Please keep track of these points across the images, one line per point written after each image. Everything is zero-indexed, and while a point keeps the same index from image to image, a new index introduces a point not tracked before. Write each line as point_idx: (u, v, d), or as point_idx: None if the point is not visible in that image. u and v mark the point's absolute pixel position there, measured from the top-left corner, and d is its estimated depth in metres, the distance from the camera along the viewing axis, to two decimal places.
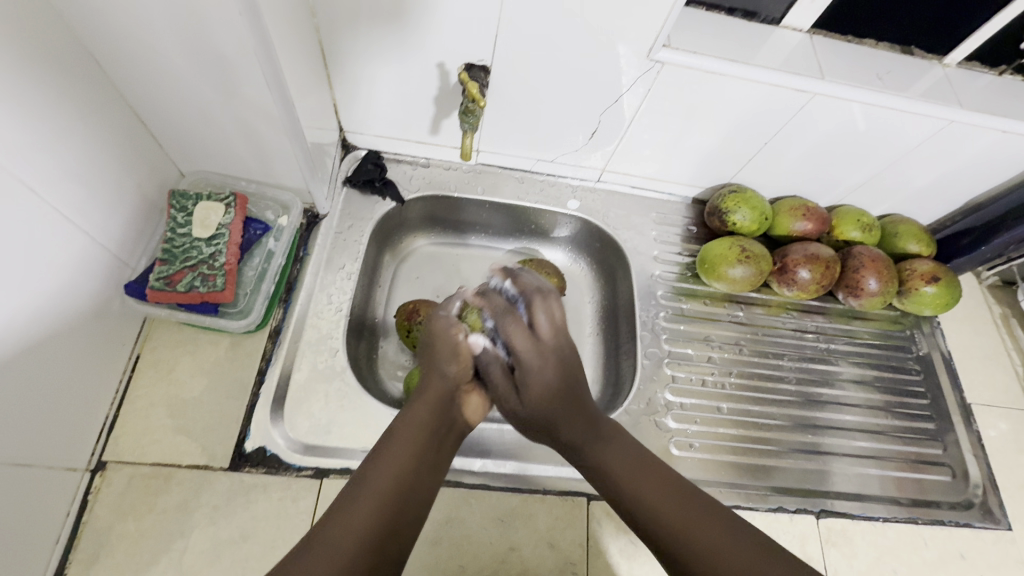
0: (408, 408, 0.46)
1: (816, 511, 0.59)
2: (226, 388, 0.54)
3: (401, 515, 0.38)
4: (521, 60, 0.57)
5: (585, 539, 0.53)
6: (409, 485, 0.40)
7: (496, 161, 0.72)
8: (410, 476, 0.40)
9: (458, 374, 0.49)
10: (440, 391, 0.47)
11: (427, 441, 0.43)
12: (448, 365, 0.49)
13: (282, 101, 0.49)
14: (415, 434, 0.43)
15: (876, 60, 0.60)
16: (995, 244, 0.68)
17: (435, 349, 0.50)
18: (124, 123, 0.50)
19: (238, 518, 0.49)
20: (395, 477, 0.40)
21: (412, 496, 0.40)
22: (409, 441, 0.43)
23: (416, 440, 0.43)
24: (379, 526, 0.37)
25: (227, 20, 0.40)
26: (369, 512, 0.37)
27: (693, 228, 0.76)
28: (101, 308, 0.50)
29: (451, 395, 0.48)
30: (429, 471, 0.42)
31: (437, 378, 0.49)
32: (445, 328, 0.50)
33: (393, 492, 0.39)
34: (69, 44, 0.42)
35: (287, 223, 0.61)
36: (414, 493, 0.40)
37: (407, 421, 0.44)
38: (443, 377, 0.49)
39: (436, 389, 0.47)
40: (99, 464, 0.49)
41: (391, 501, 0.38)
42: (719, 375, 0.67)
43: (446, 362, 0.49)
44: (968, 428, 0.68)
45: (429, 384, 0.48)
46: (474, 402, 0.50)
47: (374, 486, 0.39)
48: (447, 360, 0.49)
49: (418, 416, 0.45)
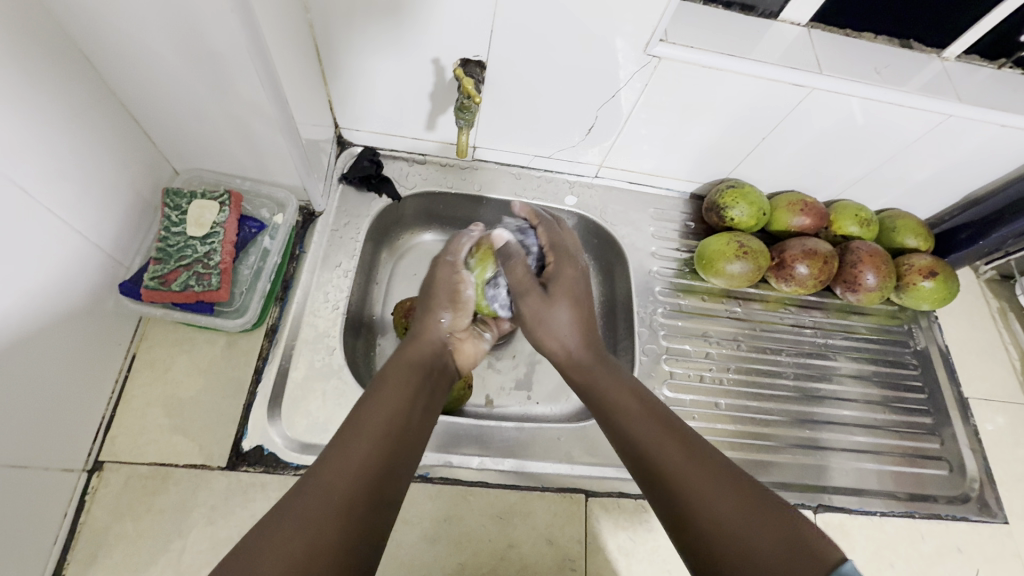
0: (398, 351, 0.47)
1: (814, 506, 0.60)
2: (223, 387, 0.54)
3: (398, 453, 0.37)
4: (517, 55, 0.56)
5: (583, 535, 0.53)
6: (404, 424, 0.39)
7: (493, 157, 0.72)
8: (405, 415, 0.40)
9: (453, 319, 0.52)
10: (433, 334, 0.50)
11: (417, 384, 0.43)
12: (441, 310, 0.52)
13: (275, 98, 0.48)
14: (406, 377, 0.43)
15: (875, 54, 0.60)
16: (991, 239, 0.68)
17: (432, 294, 0.52)
18: (116, 121, 0.49)
19: (236, 517, 0.49)
20: (389, 415, 0.39)
21: (409, 434, 0.39)
22: (398, 385, 0.42)
23: (407, 383, 0.42)
24: (376, 461, 0.35)
25: (217, 14, 0.40)
26: (367, 452, 0.35)
27: (691, 224, 0.75)
28: (95, 308, 0.50)
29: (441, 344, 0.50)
30: (422, 415, 0.41)
31: (430, 321, 0.51)
32: (449, 275, 0.53)
33: (389, 430, 0.38)
34: (58, 41, 0.41)
35: (283, 221, 0.60)
36: (408, 433, 0.39)
37: (397, 365, 0.44)
38: (437, 320, 0.51)
39: (428, 334, 0.50)
40: (96, 464, 0.49)
41: (386, 440, 0.37)
42: (718, 371, 0.67)
43: (444, 304, 0.52)
44: (966, 422, 0.68)
45: (420, 330, 0.50)
46: (467, 348, 0.53)
47: (368, 422, 0.37)
48: (440, 307, 0.52)
49: (406, 359, 0.46)
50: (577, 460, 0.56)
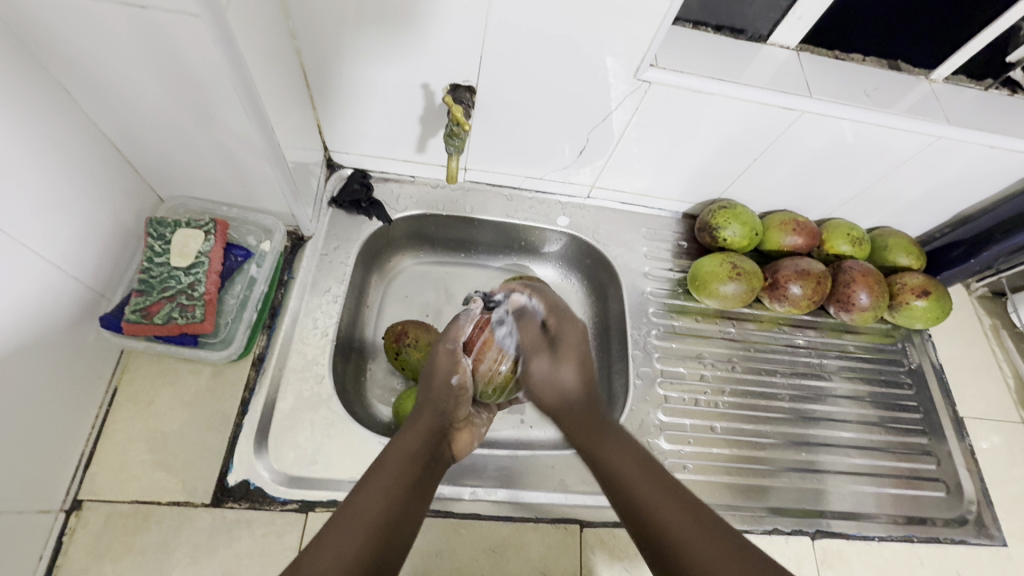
0: (398, 434, 0.46)
1: (813, 532, 0.59)
2: (207, 420, 0.52)
3: (394, 536, 0.38)
4: (507, 75, 0.56)
5: (578, 567, 0.52)
6: (399, 509, 0.40)
7: (484, 178, 0.71)
8: (403, 496, 0.41)
9: (453, 412, 0.51)
10: (433, 425, 0.48)
11: (415, 463, 0.44)
12: (446, 401, 0.50)
13: (262, 126, 0.48)
14: (403, 460, 0.43)
15: (863, 76, 0.60)
16: (984, 256, 0.68)
17: (435, 384, 0.51)
18: (97, 151, 0.48)
19: (220, 556, 0.47)
20: (384, 497, 0.40)
21: (406, 517, 0.40)
22: (395, 469, 0.42)
23: (403, 468, 0.42)
24: (370, 549, 0.36)
25: (200, 45, 0.39)
26: (359, 537, 0.36)
27: (684, 243, 0.75)
28: (73, 342, 0.48)
29: (443, 429, 0.49)
30: (418, 494, 0.42)
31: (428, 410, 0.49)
32: (447, 362, 0.52)
33: (384, 516, 0.38)
34: (35, 72, 0.41)
35: (269, 248, 0.59)
36: (405, 513, 0.40)
37: (398, 447, 0.44)
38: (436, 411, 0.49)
39: (427, 421, 0.48)
40: (74, 504, 0.48)
41: (381, 526, 0.38)
42: (713, 394, 0.66)
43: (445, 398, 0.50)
44: (961, 442, 0.68)
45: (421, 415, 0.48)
46: (463, 438, 0.52)
47: (365, 509, 0.38)
48: (448, 401, 0.51)
49: (409, 442, 0.45)
50: (571, 489, 0.55)
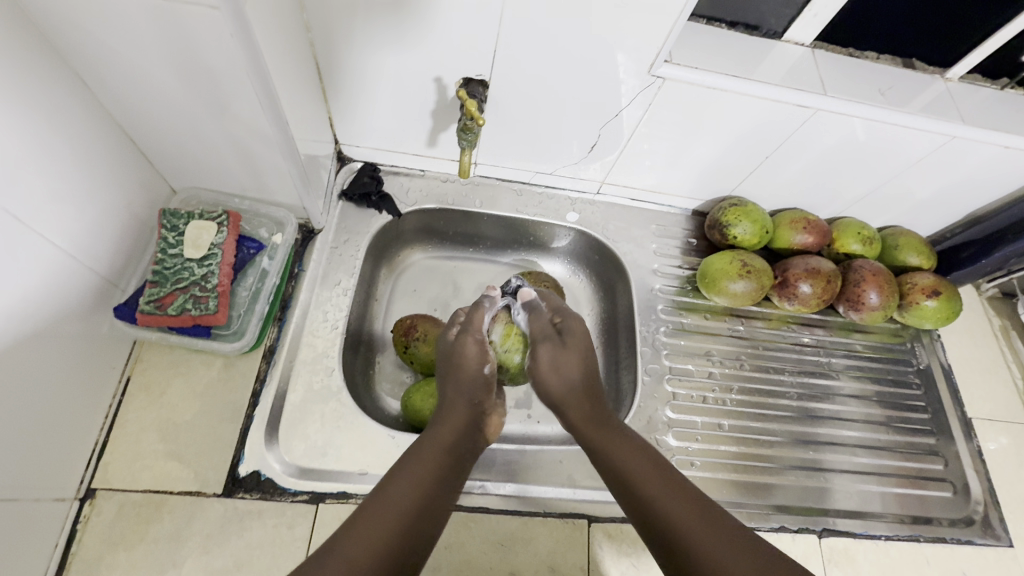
0: (431, 429, 0.46)
1: (818, 530, 0.59)
2: (219, 411, 0.53)
3: (421, 528, 0.39)
4: (521, 68, 0.56)
5: (586, 561, 0.52)
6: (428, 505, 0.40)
7: (494, 173, 0.71)
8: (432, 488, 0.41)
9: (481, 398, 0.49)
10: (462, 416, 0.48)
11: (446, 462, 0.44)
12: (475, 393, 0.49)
13: (276, 118, 0.48)
14: (435, 453, 0.44)
15: (879, 75, 0.60)
16: (995, 257, 0.68)
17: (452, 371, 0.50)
18: (112, 141, 0.48)
19: (232, 546, 0.48)
20: (417, 495, 0.40)
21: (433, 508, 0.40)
22: (429, 464, 0.43)
23: (436, 459, 0.43)
24: (393, 550, 0.36)
25: (217, 37, 0.39)
26: (384, 534, 0.36)
27: (693, 240, 0.75)
28: (87, 332, 0.49)
29: (474, 419, 0.49)
30: (448, 486, 0.43)
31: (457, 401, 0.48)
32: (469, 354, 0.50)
33: (411, 511, 0.39)
34: (52, 62, 0.41)
35: (281, 241, 0.59)
36: (432, 506, 0.40)
37: (431, 440, 0.45)
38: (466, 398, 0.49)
39: (457, 415, 0.47)
40: (88, 492, 0.48)
41: (408, 522, 0.38)
42: (720, 391, 0.66)
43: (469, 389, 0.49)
44: (969, 442, 0.68)
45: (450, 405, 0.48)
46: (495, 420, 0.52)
47: (395, 500, 0.39)
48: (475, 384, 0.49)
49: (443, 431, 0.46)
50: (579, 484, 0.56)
